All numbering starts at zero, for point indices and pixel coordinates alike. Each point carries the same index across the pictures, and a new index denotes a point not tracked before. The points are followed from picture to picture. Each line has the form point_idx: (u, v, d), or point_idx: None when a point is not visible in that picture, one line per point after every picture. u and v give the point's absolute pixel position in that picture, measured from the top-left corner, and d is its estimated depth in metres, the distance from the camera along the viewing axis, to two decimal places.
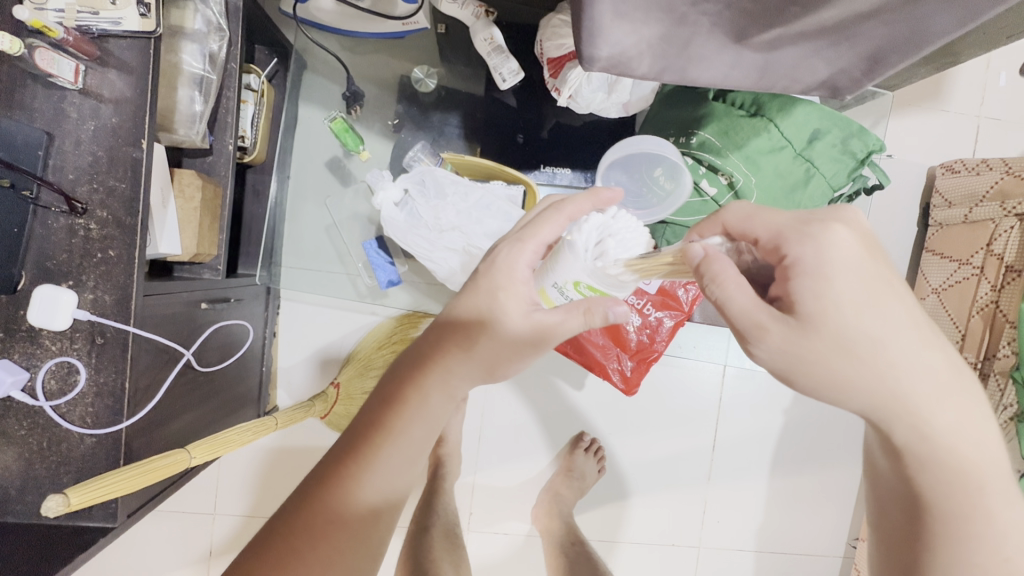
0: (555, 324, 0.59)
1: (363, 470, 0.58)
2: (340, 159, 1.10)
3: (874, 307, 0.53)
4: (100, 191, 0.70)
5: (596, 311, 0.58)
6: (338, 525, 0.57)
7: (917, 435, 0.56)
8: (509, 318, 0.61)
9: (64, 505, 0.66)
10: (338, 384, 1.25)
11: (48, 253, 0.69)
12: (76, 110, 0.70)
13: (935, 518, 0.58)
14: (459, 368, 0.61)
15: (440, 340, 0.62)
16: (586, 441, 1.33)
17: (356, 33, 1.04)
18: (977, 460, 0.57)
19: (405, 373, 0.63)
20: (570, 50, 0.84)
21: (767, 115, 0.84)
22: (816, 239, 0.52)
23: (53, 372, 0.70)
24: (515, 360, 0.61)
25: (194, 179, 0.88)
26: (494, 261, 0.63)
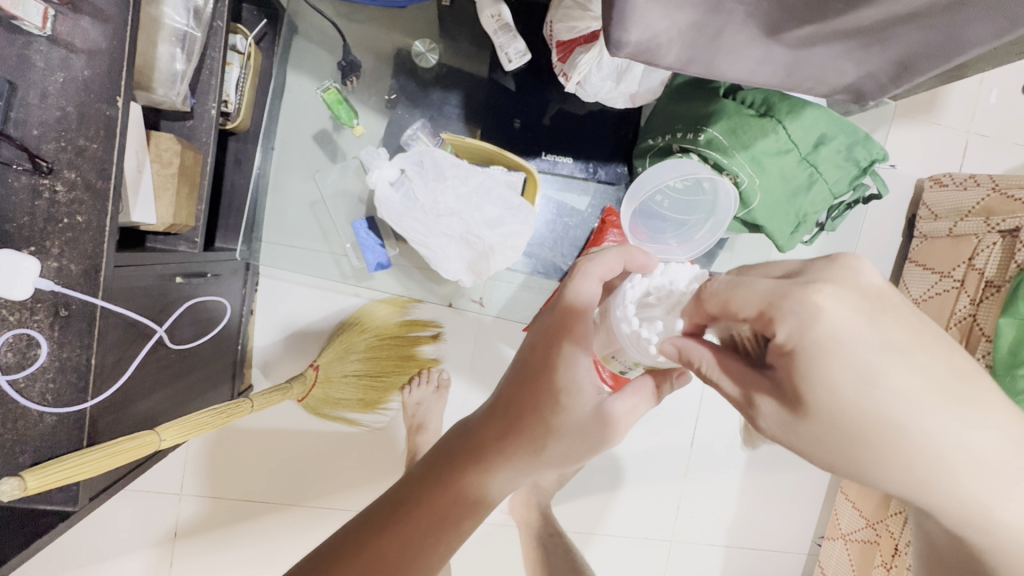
0: (619, 421, 0.57)
1: (420, 554, 0.57)
2: (328, 132, 1.07)
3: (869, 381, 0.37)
4: (69, 150, 0.64)
5: (662, 387, 0.59)
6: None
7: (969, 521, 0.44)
8: (579, 411, 0.57)
9: (20, 490, 0.61)
10: (317, 367, 1.20)
11: (6, 214, 0.63)
12: (43, 59, 0.63)
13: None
14: (523, 466, 0.59)
15: (504, 435, 0.59)
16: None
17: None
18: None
19: (460, 461, 0.60)
20: (582, 34, 0.82)
21: (776, 116, 0.82)
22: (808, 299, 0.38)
23: (8, 344, 0.63)
24: (582, 459, 0.59)
25: (172, 143, 0.82)
26: (551, 342, 0.59)
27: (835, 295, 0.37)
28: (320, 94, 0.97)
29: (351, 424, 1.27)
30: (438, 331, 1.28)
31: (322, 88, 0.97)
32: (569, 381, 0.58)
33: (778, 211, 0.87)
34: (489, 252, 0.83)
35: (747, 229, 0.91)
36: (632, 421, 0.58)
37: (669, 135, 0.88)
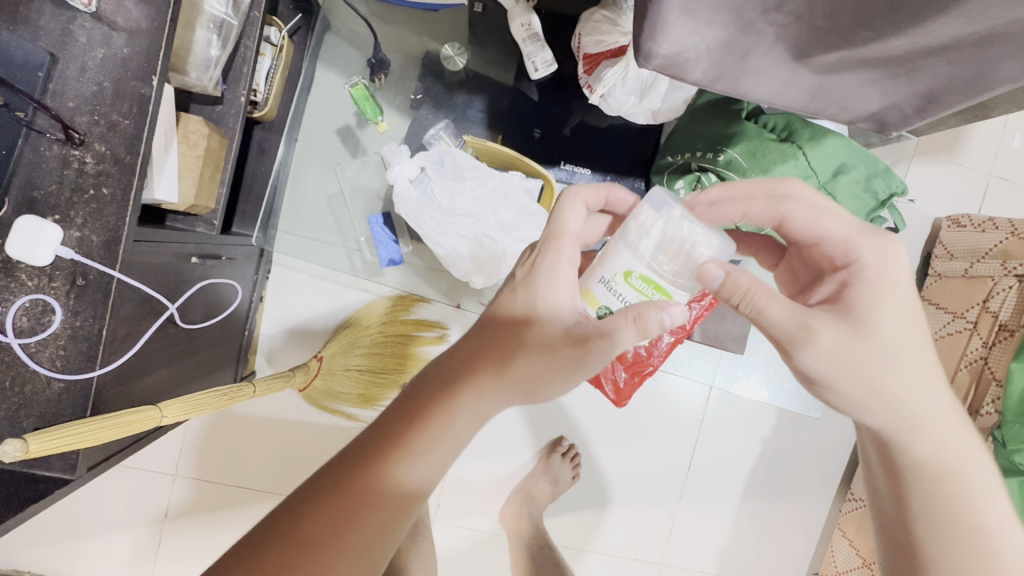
0: (598, 336, 0.55)
1: (380, 487, 0.57)
2: (351, 127, 1.14)
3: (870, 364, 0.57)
4: (101, 124, 0.66)
5: (648, 318, 0.53)
6: (344, 540, 0.55)
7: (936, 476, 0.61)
8: (556, 323, 0.58)
9: (23, 452, 0.61)
10: (321, 358, 1.21)
11: (36, 182, 0.65)
12: (86, 35, 0.65)
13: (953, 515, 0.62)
14: (493, 388, 0.59)
15: (475, 358, 0.60)
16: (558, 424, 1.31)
17: None
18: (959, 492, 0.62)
19: (432, 390, 0.61)
20: (610, 49, 0.83)
21: (797, 142, 0.82)
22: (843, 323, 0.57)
23: (25, 310, 0.65)
24: (551, 381, 0.58)
25: (200, 126, 0.84)
26: (535, 265, 0.60)
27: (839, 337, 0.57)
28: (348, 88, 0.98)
29: (348, 418, 1.27)
30: (444, 332, 1.29)
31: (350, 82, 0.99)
32: (540, 301, 0.59)
33: None
34: (497, 256, 0.83)
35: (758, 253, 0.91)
36: (610, 342, 0.55)
37: (688, 153, 0.87)
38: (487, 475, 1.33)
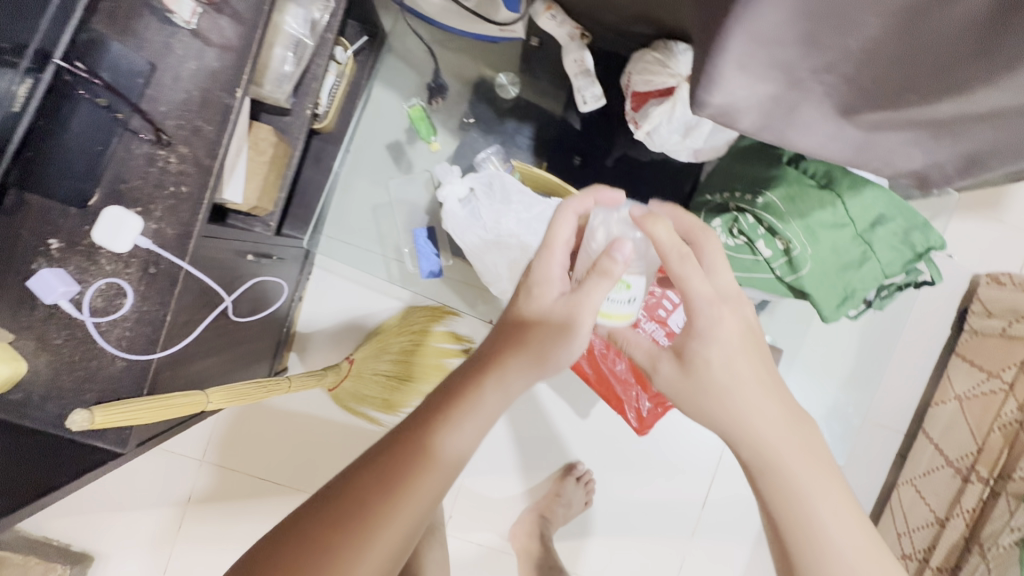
0: (585, 303, 0.62)
1: (398, 496, 0.54)
2: (401, 143, 1.22)
3: (733, 341, 0.64)
4: (186, 128, 0.72)
5: (609, 270, 0.61)
6: (379, 523, 0.53)
7: (769, 471, 0.62)
8: (546, 302, 0.64)
9: (88, 421, 0.67)
10: (352, 361, 1.26)
11: (124, 176, 0.71)
12: (182, 48, 0.72)
13: (796, 528, 0.60)
14: (518, 366, 0.62)
15: (502, 340, 0.64)
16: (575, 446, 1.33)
17: (450, 29, 0.94)
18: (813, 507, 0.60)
19: (462, 378, 0.63)
20: (659, 88, 0.87)
21: (836, 190, 0.85)
22: (712, 313, 0.64)
23: (101, 292, 0.71)
24: (568, 352, 0.62)
25: (269, 134, 0.90)
26: (531, 268, 0.66)
27: (699, 311, 0.64)
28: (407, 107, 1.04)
29: (372, 421, 1.30)
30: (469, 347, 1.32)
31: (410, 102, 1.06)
32: (537, 278, 0.65)
33: (828, 282, 0.88)
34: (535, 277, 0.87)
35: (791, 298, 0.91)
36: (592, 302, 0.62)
37: (727, 193, 0.89)
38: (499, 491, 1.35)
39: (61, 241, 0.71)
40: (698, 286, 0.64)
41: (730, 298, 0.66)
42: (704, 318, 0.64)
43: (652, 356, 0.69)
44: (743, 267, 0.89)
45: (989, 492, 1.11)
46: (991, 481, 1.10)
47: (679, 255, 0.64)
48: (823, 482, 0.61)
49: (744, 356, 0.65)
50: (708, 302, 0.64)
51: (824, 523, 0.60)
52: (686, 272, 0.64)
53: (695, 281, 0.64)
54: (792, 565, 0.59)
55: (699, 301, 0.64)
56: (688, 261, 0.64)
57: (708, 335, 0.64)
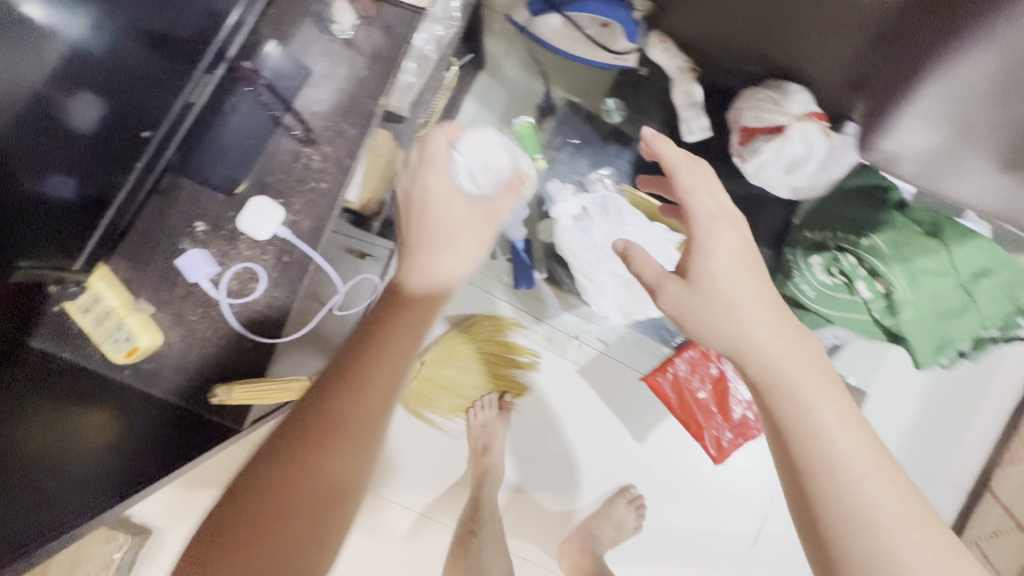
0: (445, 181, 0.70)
1: (372, 399, 0.56)
2: None
3: (737, 265, 0.66)
4: (332, 130, 0.77)
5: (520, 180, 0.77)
6: (359, 426, 0.55)
7: (790, 403, 0.59)
8: (431, 180, 0.70)
9: (225, 397, 0.73)
10: (423, 362, 1.30)
11: (270, 169, 0.76)
12: (336, 56, 0.78)
13: (820, 465, 0.56)
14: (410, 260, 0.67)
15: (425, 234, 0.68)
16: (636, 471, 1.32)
17: (570, 55, 0.96)
18: (837, 443, 0.56)
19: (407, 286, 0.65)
20: (768, 125, 0.88)
21: (942, 239, 0.86)
22: (712, 226, 0.67)
23: (237, 275, 0.76)
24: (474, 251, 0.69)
25: (387, 141, 0.96)
26: (427, 182, 0.70)
27: (702, 235, 0.68)
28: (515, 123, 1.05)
29: (429, 424, 1.34)
30: (535, 358, 1.36)
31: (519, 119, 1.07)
32: (420, 184, 0.70)
33: (925, 328, 0.88)
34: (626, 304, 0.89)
35: (885, 340, 0.91)
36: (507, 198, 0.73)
37: (828, 232, 0.90)
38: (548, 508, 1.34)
39: (207, 224, 0.76)
40: (700, 199, 0.69)
41: (730, 216, 0.69)
42: (706, 234, 0.67)
43: (658, 277, 0.68)
44: (840, 306, 0.89)
45: None
46: None
47: (688, 187, 0.70)
48: (844, 420, 0.58)
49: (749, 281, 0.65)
50: (713, 215, 0.68)
51: (846, 461, 0.56)
52: (693, 182, 0.70)
53: (697, 193, 0.69)
54: (800, 471, 0.56)
55: (707, 221, 0.67)
56: (695, 174, 0.71)
57: (710, 253, 0.66)
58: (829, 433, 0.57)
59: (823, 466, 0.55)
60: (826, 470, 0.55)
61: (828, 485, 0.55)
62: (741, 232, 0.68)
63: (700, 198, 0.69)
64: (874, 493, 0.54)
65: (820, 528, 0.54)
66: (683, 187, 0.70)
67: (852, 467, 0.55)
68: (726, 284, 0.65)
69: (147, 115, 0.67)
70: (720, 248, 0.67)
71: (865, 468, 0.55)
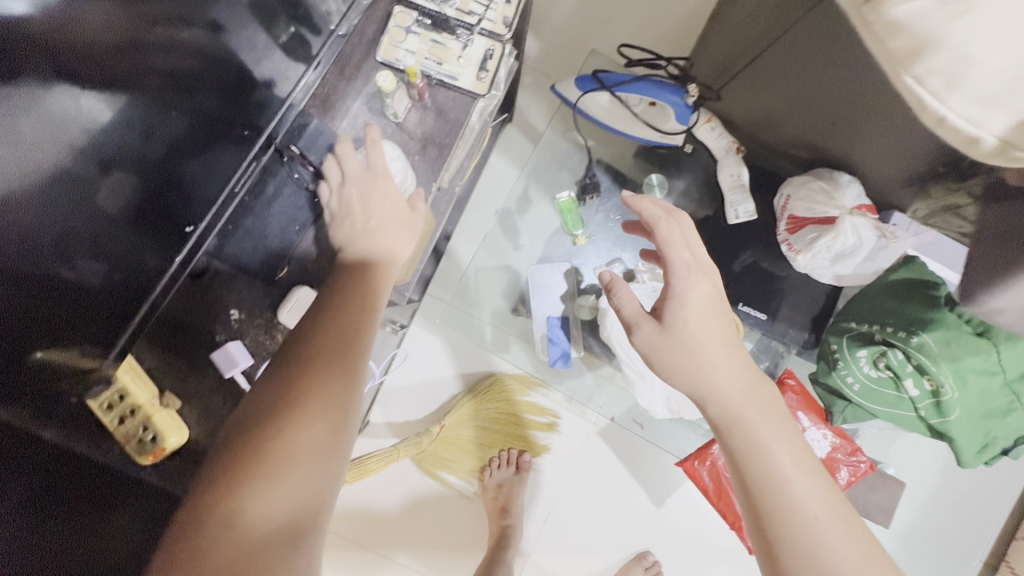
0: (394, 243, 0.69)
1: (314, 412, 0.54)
2: (511, 212, 1.21)
3: (707, 312, 0.66)
4: None
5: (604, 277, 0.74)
6: (297, 440, 0.52)
7: (749, 442, 0.59)
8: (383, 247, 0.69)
9: None
10: (443, 426, 1.24)
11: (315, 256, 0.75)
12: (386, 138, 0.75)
13: (776, 507, 0.55)
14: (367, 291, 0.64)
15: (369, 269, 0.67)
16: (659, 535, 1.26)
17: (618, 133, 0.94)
18: (792, 486, 0.56)
19: (354, 305, 0.62)
20: (818, 216, 0.88)
21: (993, 337, 0.82)
22: (689, 280, 0.67)
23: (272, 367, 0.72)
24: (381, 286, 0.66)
25: None
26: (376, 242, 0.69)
27: (683, 287, 0.67)
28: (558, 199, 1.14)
29: (445, 485, 1.30)
30: (554, 421, 1.30)
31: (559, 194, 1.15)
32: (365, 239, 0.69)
33: (971, 426, 0.86)
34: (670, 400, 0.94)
35: (930, 436, 0.90)
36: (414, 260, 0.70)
37: (877, 326, 0.89)
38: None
39: (241, 312, 0.73)
40: (677, 251, 0.69)
41: (708, 268, 0.69)
42: (682, 287, 0.67)
43: (636, 315, 0.69)
44: (885, 402, 0.88)
45: None
46: None
47: (671, 238, 0.70)
48: (803, 462, 0.58)
49: (711, 328, 0.66)
50: (690, 267, 0.68)
51: (802, 502, 0.55)
52: (677, 234, 0.70)
53: (672, 246, 0.69)
54: (761, 514, 0.56)
55: (686, 275, 0.67)
56: (681, 226, 0.71)
57: (686, 304, 0.66)
58: (782, 468, 0.57)
59: (791, 518, 0.55)
60: (790, 515, 0.55)
61: (786, 529, 0.54)
62: (718, 284, 0.68)
63: (678, 251, 0.69)
64: (835, 535, 0.54)
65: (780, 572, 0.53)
66: (661, 240, 0.70)
67: (812, 510, 0.55)
68: (700, 330, 0.65)
69: (201, 203, 0.63)
70: (692, 297, 0.66)
71: (824, 512, 0.55)
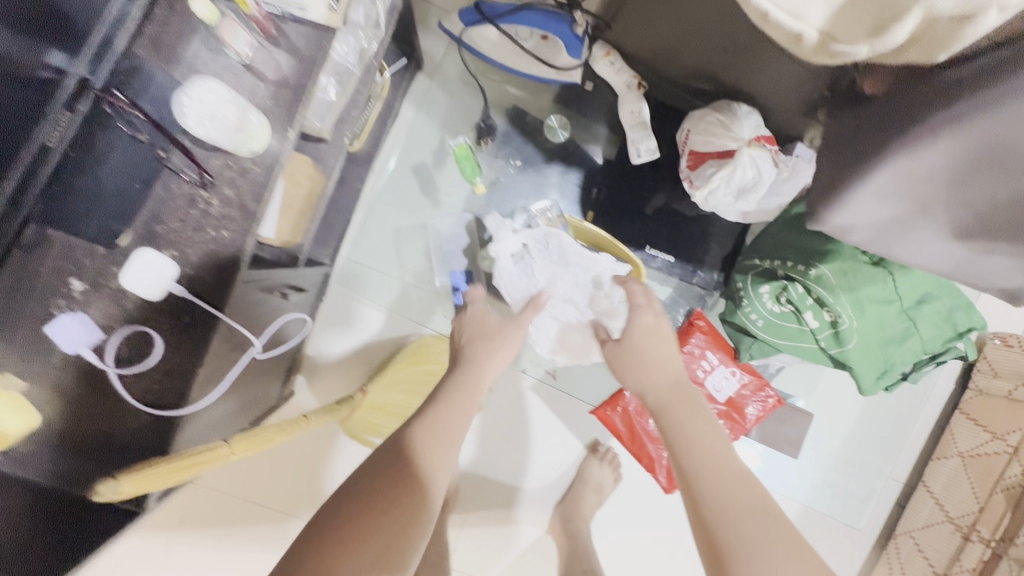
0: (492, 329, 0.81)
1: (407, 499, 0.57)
2: (427, 166, 1.16)
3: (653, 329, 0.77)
4: (233, 169, 0.68)
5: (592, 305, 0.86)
6: (397, 527, 0.55)
7: (676, 418, 0.67)
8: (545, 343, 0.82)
9: (117, 493, 0.62)
10: (366, 392, 1.15)
11: (161, 217, 0.66)
12: (233, 82, 0.67)
13: (699, 470, 0.61)
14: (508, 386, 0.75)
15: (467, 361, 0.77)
16: (594, 480, 1.20)
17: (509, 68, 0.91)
18: (714, 453, 0.62)
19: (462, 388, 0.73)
20: (717, 149, 0.85)
21: (889, 267, 0.83)
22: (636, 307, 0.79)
23: (127, 339, 0.65)
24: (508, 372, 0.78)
25: (306, 166, 0.87)
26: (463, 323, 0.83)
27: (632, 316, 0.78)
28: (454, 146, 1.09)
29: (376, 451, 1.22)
30: None
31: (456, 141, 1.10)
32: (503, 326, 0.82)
33: (870, 354, 0.87)
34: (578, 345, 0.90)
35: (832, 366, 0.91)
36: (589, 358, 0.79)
37: (778, 260, 0.87)
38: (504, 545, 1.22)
39: (84, 282, 0.63)
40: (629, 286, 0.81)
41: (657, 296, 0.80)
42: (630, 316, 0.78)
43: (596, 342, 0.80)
44: (787, 336, 0.88)
45: (990, 555, 0.99)
46: (992, 543, 0.99)
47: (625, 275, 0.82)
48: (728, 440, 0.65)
49: (654, 341, 0.75)
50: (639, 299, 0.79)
51: (721, 465, 0.61)
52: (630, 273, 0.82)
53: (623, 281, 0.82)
54: (687, 480, 0.61)
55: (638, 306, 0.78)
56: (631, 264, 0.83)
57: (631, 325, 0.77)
58: (702, 437, 0.64)
59: (711, 477, 0.60)
60: (710, 476, 0.60)
61: (705, 488, 0.60)
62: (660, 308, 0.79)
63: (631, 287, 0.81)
64: (751, 493, 0.59)
65: (702, 523, 0.58)
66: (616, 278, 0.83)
67: (725, 469, 0.61)
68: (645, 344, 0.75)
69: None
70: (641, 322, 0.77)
71: (745, 477, 0.60)
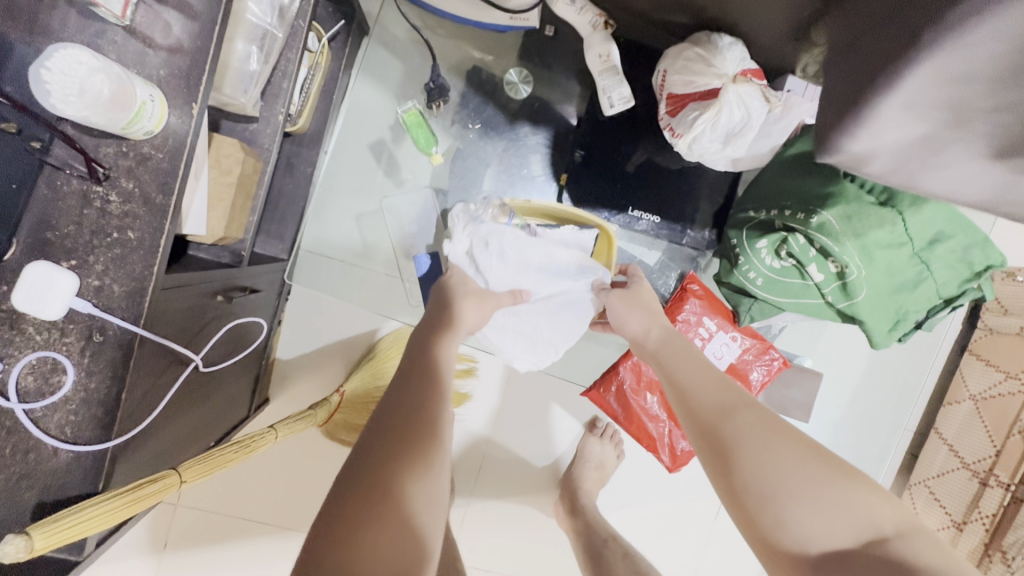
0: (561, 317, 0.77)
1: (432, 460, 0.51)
2: (385, 142, 1.03)
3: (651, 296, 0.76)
4: (131, 157, 0.58)
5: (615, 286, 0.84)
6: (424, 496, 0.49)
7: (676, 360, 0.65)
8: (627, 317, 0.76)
9: (25, 552, 0.50)
10: (343, 392, 1.06)
11: (51, 221, 0.54)
12: (117, 51, 0.56)
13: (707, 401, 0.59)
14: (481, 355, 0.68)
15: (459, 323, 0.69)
16: (595, 458, 1.13)
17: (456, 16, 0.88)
18: (720, 385, 0.60)
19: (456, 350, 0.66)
20: (699, 89, 0.75)
21: (897, 207, 0.73)
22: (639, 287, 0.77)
23: (32, 367, 0.54)
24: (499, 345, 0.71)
25: (233, 149, 0.77)
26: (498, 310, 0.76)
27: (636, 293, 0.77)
28: (401, 113, 1.00)
29: None
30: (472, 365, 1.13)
31: (404, 107, 1.00)
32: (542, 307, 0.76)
33: (880, 304, 0.79)
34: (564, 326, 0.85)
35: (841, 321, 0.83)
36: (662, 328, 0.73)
37: (775, 210, 0.78)
38: (507, 535, 1.16)
39: None
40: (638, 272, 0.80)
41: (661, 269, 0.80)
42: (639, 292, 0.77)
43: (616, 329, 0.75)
44: (791, 293, 0.80)
45: (1010, 499, 0.98)
46: (1011, 486, 0.97)
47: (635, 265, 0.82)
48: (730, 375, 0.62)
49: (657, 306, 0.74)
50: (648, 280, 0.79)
51: (728, 396, 0.58)
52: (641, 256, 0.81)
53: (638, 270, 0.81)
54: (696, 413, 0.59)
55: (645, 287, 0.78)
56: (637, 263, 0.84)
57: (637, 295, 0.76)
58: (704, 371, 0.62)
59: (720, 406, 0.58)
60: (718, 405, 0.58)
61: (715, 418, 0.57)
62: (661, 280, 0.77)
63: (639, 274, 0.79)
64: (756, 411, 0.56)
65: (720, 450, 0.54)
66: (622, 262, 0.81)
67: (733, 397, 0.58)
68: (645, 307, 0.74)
69: None
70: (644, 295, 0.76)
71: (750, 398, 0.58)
